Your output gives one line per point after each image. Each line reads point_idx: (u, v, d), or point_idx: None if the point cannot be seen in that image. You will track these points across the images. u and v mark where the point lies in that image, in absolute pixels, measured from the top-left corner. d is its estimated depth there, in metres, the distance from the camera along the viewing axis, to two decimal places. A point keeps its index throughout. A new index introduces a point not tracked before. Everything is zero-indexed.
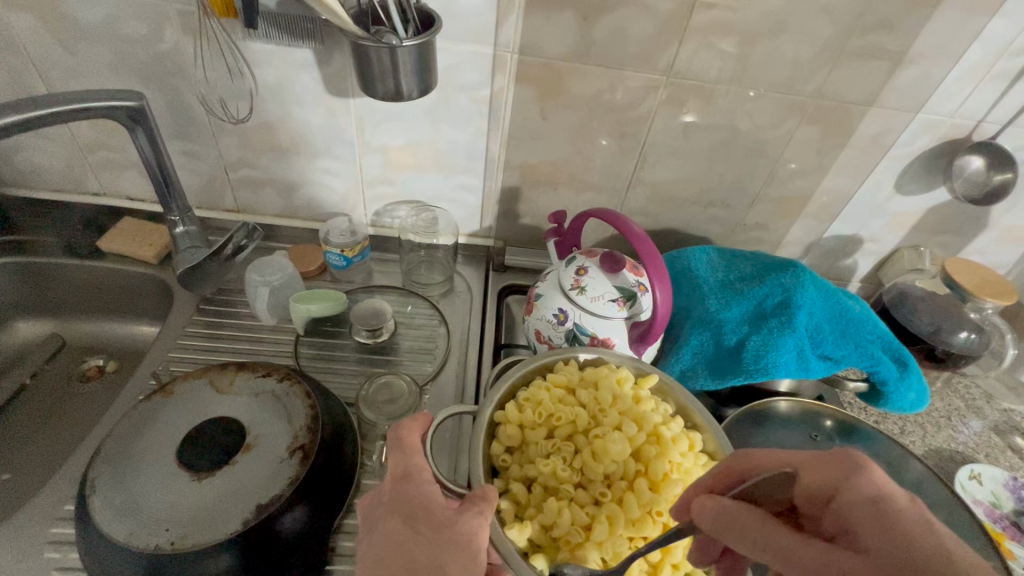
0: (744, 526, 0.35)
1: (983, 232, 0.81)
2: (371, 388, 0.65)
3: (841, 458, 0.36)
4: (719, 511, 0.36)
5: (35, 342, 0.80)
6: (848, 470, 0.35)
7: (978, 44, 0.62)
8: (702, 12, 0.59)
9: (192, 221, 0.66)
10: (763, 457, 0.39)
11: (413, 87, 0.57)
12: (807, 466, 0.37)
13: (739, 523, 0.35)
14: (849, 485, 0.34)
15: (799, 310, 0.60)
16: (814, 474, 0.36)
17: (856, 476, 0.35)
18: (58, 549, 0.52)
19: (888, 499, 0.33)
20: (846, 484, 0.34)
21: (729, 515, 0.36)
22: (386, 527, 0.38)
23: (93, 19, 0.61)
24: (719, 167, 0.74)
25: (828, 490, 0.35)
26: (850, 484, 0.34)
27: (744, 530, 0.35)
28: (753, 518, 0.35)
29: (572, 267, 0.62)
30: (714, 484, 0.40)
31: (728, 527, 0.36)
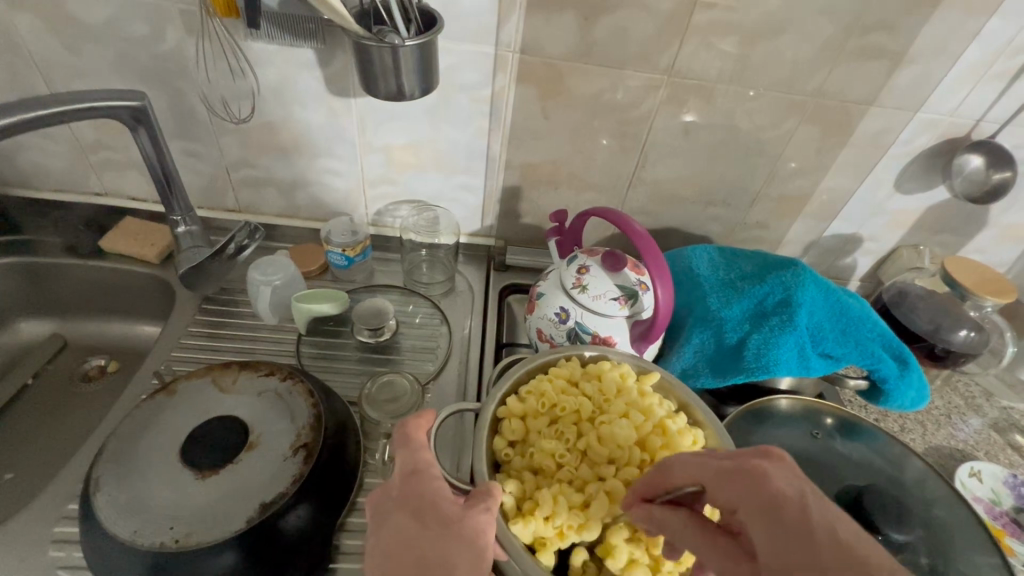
0: (679, 535, 0.38)
1: (982, 231, 0.82)
2: (373, 387, 0.65)
3: (743, 471, 0.35)
4: (655, 518, 0.39)
5: (36, 342, 0.80)
6: (746, 483, 0.34)
7: (977, 44, 0.63)
8: (703, 12, 0.59)
9: (194, 221, 0.67)
10: (678, 468, 0.40)
11: (415, 86, 0.58)
12: (713, 480, 0.36)
13: (669, 528, 0.39)
14: (748, 500, 0.33)
15: (800, 308, 0.61)
16: (720, 489, 0.36)
17: (752, 487, 0.34)
18: (62, 548, 0.52)
19: (778, 509, 0.32)
20: (741, 497, 0.34)
21: (661, 523, 0.39)
22: (393, 522, 0.38)
23: (94, 19, 0.61)
24: (719, 167, 0.74)
25: (731, 503, 0.35)
26: (745, 498, 0.34)
27: (676, 534, 0.38)
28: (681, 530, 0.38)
29: (573, 266, 0.62)
30: (645, 491, 0.42)
31: (664, 529, 0.39)
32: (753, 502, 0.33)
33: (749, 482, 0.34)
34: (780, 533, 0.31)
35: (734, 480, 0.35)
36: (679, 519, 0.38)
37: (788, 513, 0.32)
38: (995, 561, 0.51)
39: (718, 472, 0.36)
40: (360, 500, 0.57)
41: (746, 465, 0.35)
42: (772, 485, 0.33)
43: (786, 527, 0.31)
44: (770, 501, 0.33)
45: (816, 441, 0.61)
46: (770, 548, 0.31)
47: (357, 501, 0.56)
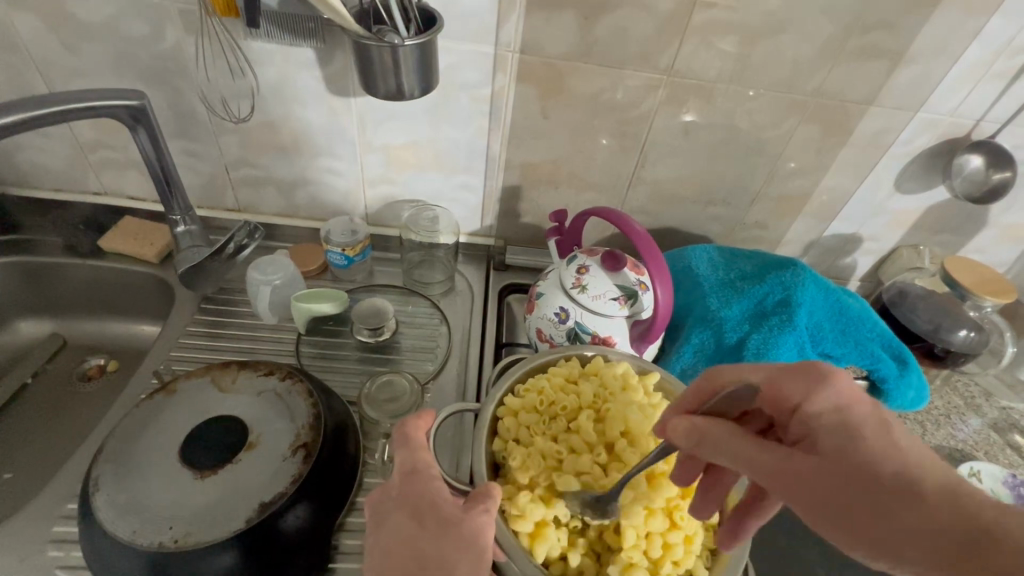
0: (723, 441, 0.36)
1: (982, 231, 0.82)
2: (372, 387, 0.65)
3: (812, 374, 0.36)
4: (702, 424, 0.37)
5: (36, 342, 0.80)
6: (815, 383, 0.35)
7: (977, 44, 0.63)
8: (702, 11, 0.59)
9: (193, 220, 0.67)
10: (728, 371, 0.41)
11: (414, 86, 0.57)
12: (776, 381, 0.37)
13: (711, 439, 0.36)
14: (818, 395, 0.35)
15: (800, 308, 0.61)
16: (786, 384, 0.37)
17: (823, 389, 0.35)
18: (60, 548, 0.52)
19: (849, 408, 0.33)
20: (813, 396, 0.35)
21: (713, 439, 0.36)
22: (393, 522, 0.38)
23: (93, 18, 0.61)
24: (720, 167, 0.74)
25: (796, 404, 0.36)
26: (814, 393, 0.35)
27: (721, 447, 0.35)
28: (727, 434, 0.36)
29: (573, 266, 0.62)
30: (690, 403, 0.42)
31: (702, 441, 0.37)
32: (826, 401, 0.34)
33: (818, 385, 0.35)
34: (850, 430, 0.32)
35: (803, 379, 0.36)
36: (721, 425, 0.36)
37: (860, 415, 0.33)
38: None
39: (780, 374, 0.37)
40: (360, 500, 0.57)
41: (811, 365, 0.36)
42: (841, 384, 0.35)
43: (857, 427, 0.32)
44: (844, 403, 0.34)
45: None
46: (840, 443, 0.32)
47: (357, 501, 0.56)
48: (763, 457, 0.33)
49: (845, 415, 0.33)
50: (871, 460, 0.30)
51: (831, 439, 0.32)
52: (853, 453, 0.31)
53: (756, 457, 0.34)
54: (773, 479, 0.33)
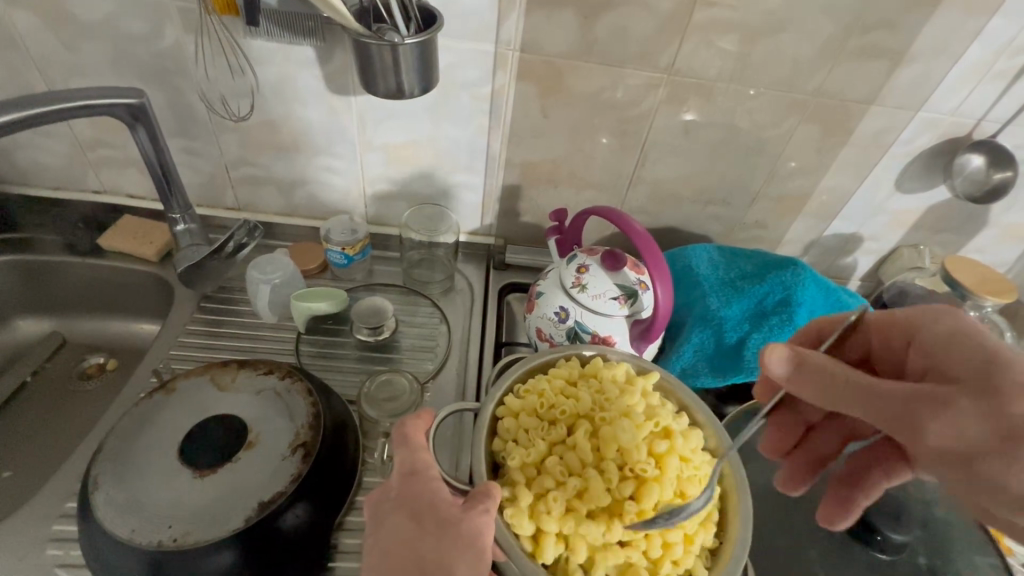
0: (854, 386, 0.39)
1: (982, 230, 0.82)
2: (372, 385, 0.65)
3: (935, 311, 0.43)
4: (809, 364, 0.41)
5: (35, 340, 0.80)
6: (939, 316, 0.42)
7: (978, 43, 0.62)
8: (703, 10, 0.59)
9: (192, 219, 0.66)
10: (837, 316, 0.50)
11: (414, 84, 0.57)
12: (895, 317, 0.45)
13: (807, 369, 0.41)
14: (941, 324, 0.41)
15: (800, 308, 0.61)
16: (905, 317, 0.44)
17: (943, 319, 0.41)
18: (60, 547, 0.52)
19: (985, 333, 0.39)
20: (940, 323, 0.41)
21: (810, 364, 0.41)
22: (392, 523, 0.38)
23: (93, 17, 0.61)
24: (720, 167, 0.74)
25: (913, 333, 0.43)
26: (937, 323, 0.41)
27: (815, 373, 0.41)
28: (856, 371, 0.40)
29: (574, 265, 0.62)
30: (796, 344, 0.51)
31: (825, 385, 0.40)
32: (942, 326, 0.41)
33: (942, 316, 0.42)
34: (955, 343, 0.39)
35: (929, 314, 0.43)
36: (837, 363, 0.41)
37: (971, 330, 0.39)
38: None
39: (895, 320, 0.45)
40: (359, 499, 0.56)
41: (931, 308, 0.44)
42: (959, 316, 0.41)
43: (976, 344, 0.38)
44: (967, 325, 0.40)
45: None
46: (951, 349, 0.39)
47: (357, 500, 0.56)
48: (895, 386, 0.37)
49: (959, 333, 0.39)
50: (1000, 372, 0.35)
51: (953, 357, 0.38)
52: (988, 367, 0.35)
53: (880, 386, 0.38)
54: (904, 419, 0.36)
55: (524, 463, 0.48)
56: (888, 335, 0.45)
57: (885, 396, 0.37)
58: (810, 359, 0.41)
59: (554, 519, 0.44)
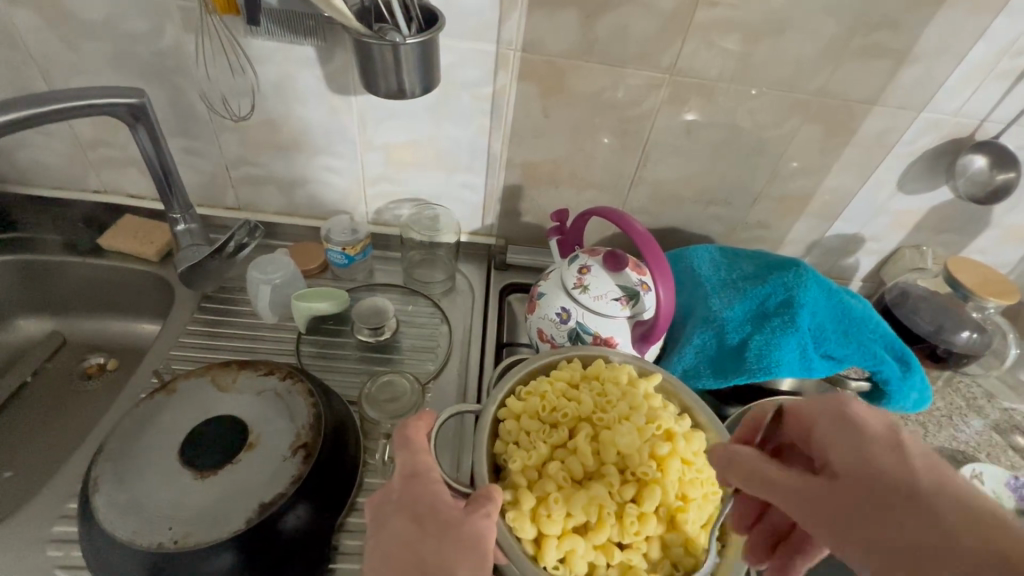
0: (761, 472, 0.38)
1: (985, 231, 0.81)
2: (374, 387, 0.64)
3: (822, 402, 0.39)
4: (735, 453, 0.40)
5: (36, 340, 0.79)
6: (844, 408, 0.38)
7: (983, 43, 0.62)
8: (706, 10, 0.59)
9: (193, 219, 0.66)
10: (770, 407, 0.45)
11: (416, 84, 0.57)
12: (798, 408, 0.40)
13: (737, 460, 0.40)
14: (828, 414, 0.38)
15: (802, 309, 0.60)
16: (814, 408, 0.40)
17: (833, 411, 0.38)
18: (61, 548, 0.51)
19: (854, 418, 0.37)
20: (845, 416, 0.37)
21: (738, 463, 0.39)
22: (393, 526, 0.38)
23: (93, 16, 0.60)
24: (721, 167, 0.74)
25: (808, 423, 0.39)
26: (829, 413, 0.38)
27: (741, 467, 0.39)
28: (768, 465, 0.38)
29: (575, 266, 0.62)
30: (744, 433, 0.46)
31: (750, 479, 0.38)
32: (823, 418, 0.38)
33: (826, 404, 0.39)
34: (861, 443, 0.35)
35: (821, 407, 0.39)
36: (763, 459, 0.39)
37: (859, 418, 0.37)
38: None
39: (821, 411, 0.39)
40: (360, 500, 0.56)
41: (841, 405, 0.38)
42: (865, 419, 0.36)
43: (858, 432, 0.36)
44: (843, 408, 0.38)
45: None
46: (849, 456, 0.35)
47: (358, 501, 0.56)
48: (794, 481, 0.36)
49: (846, 420, 0.37)
50: (870, 467, 0.34)
51: (837, 444, 0.36)
52: (863, 451, 0.35)
53: (785, 480, 0.37)
54: (819, 516, 0.34)
55: (526, 466, 0.48)
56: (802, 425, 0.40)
57: (789, 492, 0.36)
58: (733, 450, 0.40)
59: (556, 522, 0.44)
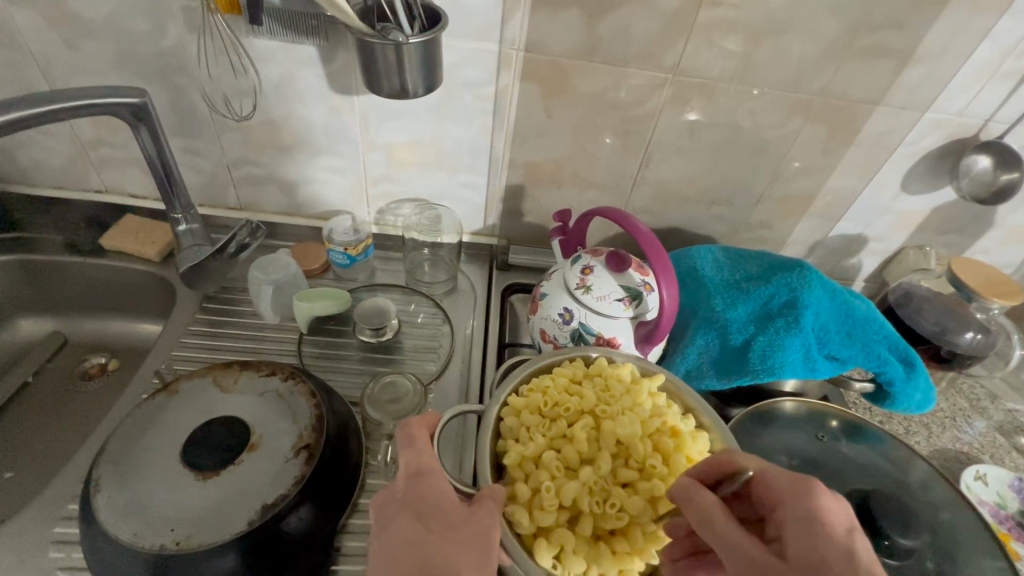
0: (717, 523, 0.37)
1: (989, 231, 0.81)
2: (376, 387, 0.63)
3: (795, 480, 0.38)
4: (696, 492, 0.39)
5: (37, 340, 0.79)
6: (811, 496, 0.36)
7: (987, 43, 0.62)
8: (708, 10, 0.59)
9: (195, 219, 0.66)
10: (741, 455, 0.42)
11: (418, 84, 0.57)
12: (768, 476, 0.39)
13: (694, 501, 0.39)
14: (794, 499, 0.36)
15: (806, 310, 0.60)
16: (781, 480, 0.38)
17: (803, 494, 0.37)
18: (62, 549, 0.51)
19: (820, 515, 0.35)
20: (808, 505, 0.36)
21: (697, 501, 0.39)
22: (398, 525, 0.37)
23: (94, 15, 0.60)
24: (723, 166, 0.74)
25: (773, 499, 0.38)
26: (796, 497, 0.37)
27: (698, 507, 0.38)
28: (727, 519, 0.37)
29: (578, 266, 0.62)
30: (702, 474, 0.43)
31: (703, 520, 0.38)
32: (793, 505, 0.36)
33: (799, 489, 0.37)
34: (823, 543, 0.34)
35: (792, 485, 0.37)
36: (723, 508, 0.38)
37: (826, 516, 0.35)
38: (1001, 564, 0.51)
39: (791, 489, 0.37)
40: (363, 501, 0.56)
41: (809, 487, 0.37)
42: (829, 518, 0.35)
43: (824, 531, 0.34)
44: (814, 506, 0.36)
45: (821, 443, 0.61)
46: (809, 549, 0.34)
47: (360, 502, 0.56)
48: (747, 546, 0.35)
49: (814, 516, 0.35)
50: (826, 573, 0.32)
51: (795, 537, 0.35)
52: (821, 554, 0.33)
53: (737, 539, 0.36)
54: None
55: (525, 459, 0.48)
56: (767, 493, 0.39)
57: (738, 553, 0.35)
58: (695, 491, 0.39)
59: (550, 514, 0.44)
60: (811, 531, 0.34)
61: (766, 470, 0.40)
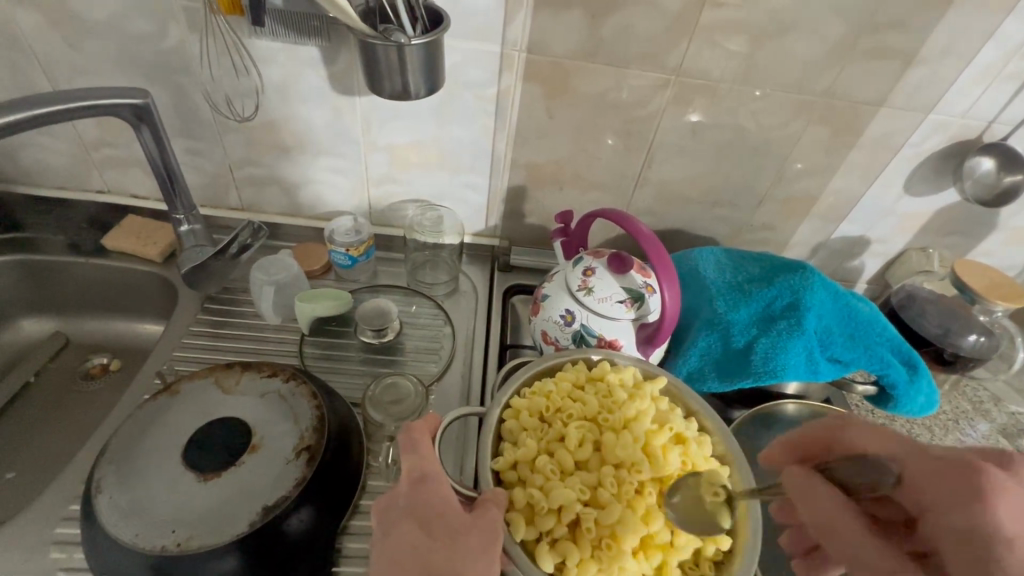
0: (839, 533, 0.33)
1: (992, 233, 0.81)
2: (377, 388, 0.63)
3: (946, 471, 0.31)
4: (812, 496, 0.35)
5: (39, 340, 0.79)
6: None
7: (991, 45, 0.62)
8: (712, 10, 0.58)
9: (197, 220, 0.66)
10: (855, 435, 0.38)
11: (421, 86, 0.57)
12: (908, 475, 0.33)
13: (801, 495, 0.36)
14: (941, 499, 0.31)
15: (808, 312, 0.60)
16: (920, 475, 0.32)
17: (968, 508, 0.29)
18: (64, 549, 0.51)
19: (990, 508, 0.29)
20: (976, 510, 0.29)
21: (811, 501, 0.35)
22: (400, 530, 0.37)
23: (96, 15, 0.60)
24: (725, 167, 0.73)
25: (914, 498, 0.32)
26: (955, 497, 0.30)
27: (819, 511, 0.35)
28: (856, 526, 0.33)
29: (579, 267, 0.61)
30: (803, 454, 0.41)
31: (824, 531, 0.34)
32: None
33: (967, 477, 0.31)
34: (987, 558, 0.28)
35: (951, 495, 0.30)
36: (847, 513, 0.34)
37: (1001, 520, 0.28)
38: None
39: (945, 499, 0.31)
40: (364, 503, 0.56)
41: (966, 470, 0.31)
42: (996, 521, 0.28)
43: (996, 550, 0.28)
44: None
45: None
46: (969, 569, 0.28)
47: (362, 504, 0.56)
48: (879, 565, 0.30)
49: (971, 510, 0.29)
50: None
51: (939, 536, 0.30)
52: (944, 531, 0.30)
53: (863, 550, 0.32)
54: None
55: (518, 462, 0.48)
56: (917, 488, 0.32)
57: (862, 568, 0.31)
58: (812, 494, 0.35)
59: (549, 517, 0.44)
60: (954, 531, 0.29)
61: (903, 462, 0.34)
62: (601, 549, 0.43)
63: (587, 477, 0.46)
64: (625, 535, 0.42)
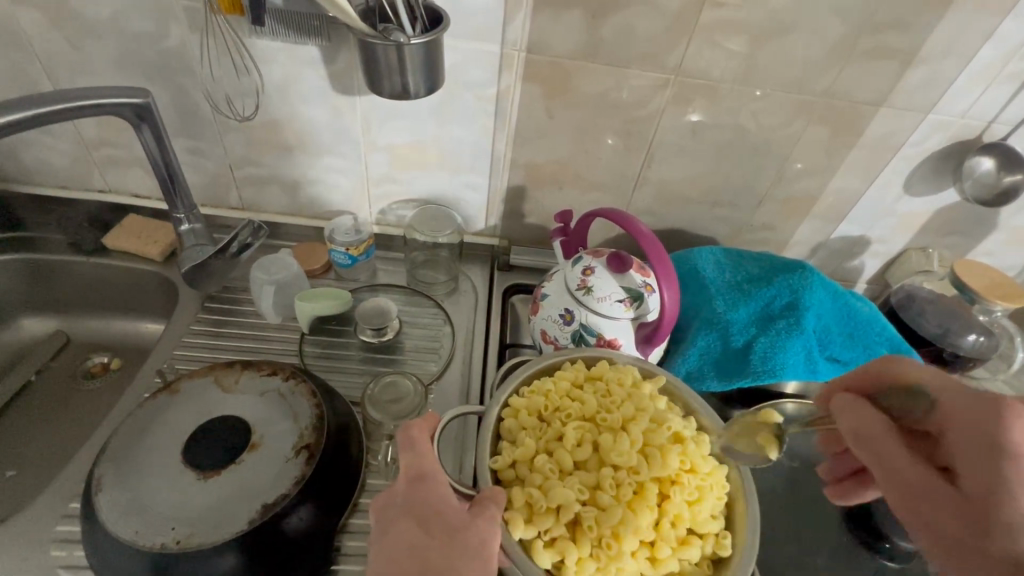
0: (877, 444, 0.40)
1: (992, 233, 0.81)
2: (376, 387, 0.63)
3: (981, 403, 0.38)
4: (855, 413, 0.42)
5: (40, 339, 0.80)
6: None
7: (991, 44, 0.62)
8: (711, 10, 0.58)
9: (197, 219, 0.66)
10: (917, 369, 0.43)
11: (420, 86, 0.57)
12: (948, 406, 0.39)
13: (848, 411, 0.42)
14: (970, 423, 0.37)
15: (807, 312, 0.60)
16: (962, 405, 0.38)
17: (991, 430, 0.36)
18: (63, 547, 0.52)
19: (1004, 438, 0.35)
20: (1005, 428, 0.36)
21: (852, 419, 0.42)
22: (398, 528, 0.37)
23: (98, 15, 0.60)
24: (725, 167, 0.73)
25: (944, 422, 0.39)
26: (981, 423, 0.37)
27: (853, 420, 0.42)
28: (890, 441, 0.39)
29: (579, 266, 0.61)
30: (852, 382, 0.47)
31: (856, 438, 0.41)
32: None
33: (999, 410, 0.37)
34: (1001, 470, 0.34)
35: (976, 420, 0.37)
36: (883, 427, 0.40)
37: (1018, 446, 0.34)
38: None
39: (972, 424, 0.37)
40: (364, 501, 0.57)
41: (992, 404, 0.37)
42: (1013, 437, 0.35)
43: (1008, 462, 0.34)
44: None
45: None
46: (980, 477, 0.35)
47: (361, 502, 0.56)
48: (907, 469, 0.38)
49: (995, 444, 0.35)
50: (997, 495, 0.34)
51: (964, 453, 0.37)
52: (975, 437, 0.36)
53: (892, 460, 0.39)
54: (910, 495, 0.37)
55: (517, 461, 0.48)
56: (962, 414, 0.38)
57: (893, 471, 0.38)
58: (855, 413, 0.42)
59: (548, 517, 0.44)
60: (977, 448, 0.36)
61: (940, 395, 0.40)
62: (600, 548, 0.43)
63: (586, 476, 0.46)
64: (625, 535, 0.43)
